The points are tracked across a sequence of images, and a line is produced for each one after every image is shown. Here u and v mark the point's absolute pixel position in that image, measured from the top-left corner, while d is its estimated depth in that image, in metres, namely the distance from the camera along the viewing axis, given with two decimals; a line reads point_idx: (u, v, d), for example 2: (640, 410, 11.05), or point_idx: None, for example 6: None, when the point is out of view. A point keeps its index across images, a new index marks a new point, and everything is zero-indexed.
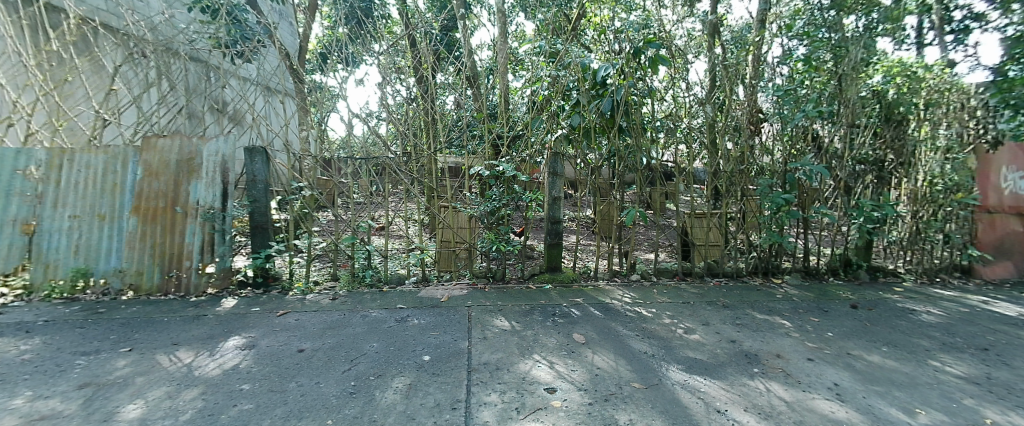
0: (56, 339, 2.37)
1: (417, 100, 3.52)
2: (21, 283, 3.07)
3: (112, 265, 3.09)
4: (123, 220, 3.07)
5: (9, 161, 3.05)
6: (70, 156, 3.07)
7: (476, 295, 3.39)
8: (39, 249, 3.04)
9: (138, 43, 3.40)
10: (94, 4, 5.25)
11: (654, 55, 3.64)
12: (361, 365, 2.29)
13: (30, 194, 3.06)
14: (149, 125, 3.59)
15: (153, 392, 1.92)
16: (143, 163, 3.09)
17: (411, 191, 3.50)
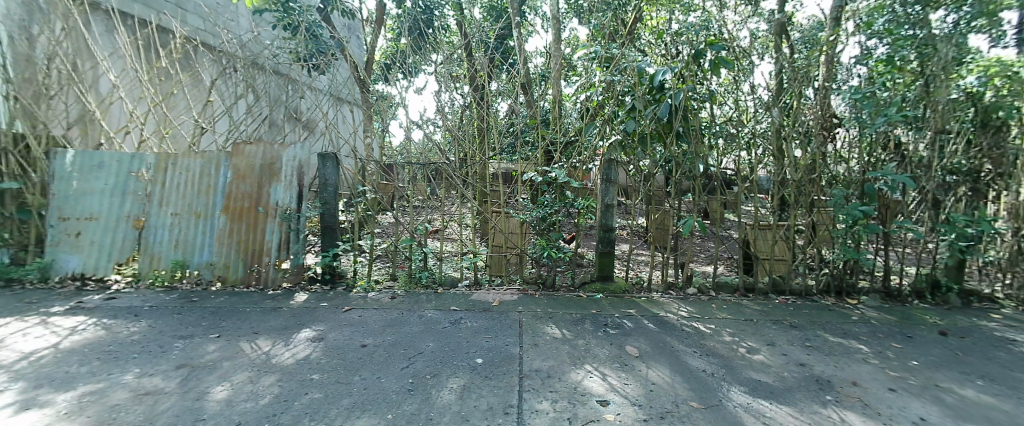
0: (158, 323, 2.68)
1: (470, 107, 3.60)
2: (132, 271, 3.51)
3: (204, 258, 3.44)
4: (214, 218, 3.41)
5: (126, 164, 3.51)
6: (174, 160, 3.47)
7: (526, 301, 3.37)
8: (147, 242, 3.46)
9: (231, 59, 3.78)
10: (196, 25, 6.01)
11: (716, 58, 3.40)
12: (419, 363, 2.36)
13: (141, 194, 3.49)
14: (237, 133, 3.98)
15: (236, 376, 2.10)
16: (233, 167, 3.42)
17: (465, 196, 3.58)
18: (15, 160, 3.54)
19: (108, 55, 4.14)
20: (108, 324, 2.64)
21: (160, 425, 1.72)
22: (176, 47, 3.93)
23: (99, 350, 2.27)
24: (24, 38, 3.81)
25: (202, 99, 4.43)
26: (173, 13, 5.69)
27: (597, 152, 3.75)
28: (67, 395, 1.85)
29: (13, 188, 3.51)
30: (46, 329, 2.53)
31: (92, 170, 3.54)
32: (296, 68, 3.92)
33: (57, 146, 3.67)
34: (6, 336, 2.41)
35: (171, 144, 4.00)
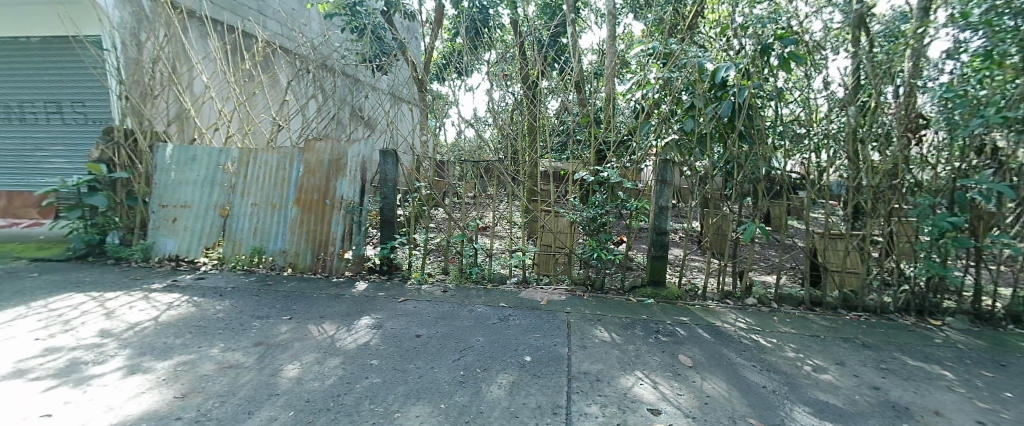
0: (239, 303, 2.94)
1: (522, 106, 3.61)
2: (218, 255, 3.87)
3: (278, 246, 3.73)
4: (288, 209, 3.69)
5: (215, 158, 3.87)
6: (254, 155, 3.78)
7: (575, 302, 3.34)
8: (230, 228, 3.81)
9: (305, 61, 4.08)
10: (275, 29, 6.58)
11: (787, 53, 3.21)
12: (471, 356, 2.40)
13: (226, 185, 3.84)
14: (307, 130, 4.27)
15: (305, 356, 2.25)
16: (304, 162, 3.66)
17: (514, 194, 3.60)
18: (126, 153, 4.02)
19: (201, 59, 4.59)
20: (198, 301, 2.94)
21: (241, 396, 1.89)
22: (256, 50, 4.28)
23: (190, 324, 2.54)
24: (135, 45, 4.33)
25: (279, 99, 4.80)
26: (256, 19, 6.22)
27: (650, 151, 3.67)
28: (165, 363, 2.08)
29: (124, 178, 4.00)
30: (148, 303, 2.87)
31: (187, 163, 3.94)
32: (361, 69, 4.15)
33: (159, 141, 4.11)
34: (117, 308, 2.76)
35: (253, 140, 4.40)
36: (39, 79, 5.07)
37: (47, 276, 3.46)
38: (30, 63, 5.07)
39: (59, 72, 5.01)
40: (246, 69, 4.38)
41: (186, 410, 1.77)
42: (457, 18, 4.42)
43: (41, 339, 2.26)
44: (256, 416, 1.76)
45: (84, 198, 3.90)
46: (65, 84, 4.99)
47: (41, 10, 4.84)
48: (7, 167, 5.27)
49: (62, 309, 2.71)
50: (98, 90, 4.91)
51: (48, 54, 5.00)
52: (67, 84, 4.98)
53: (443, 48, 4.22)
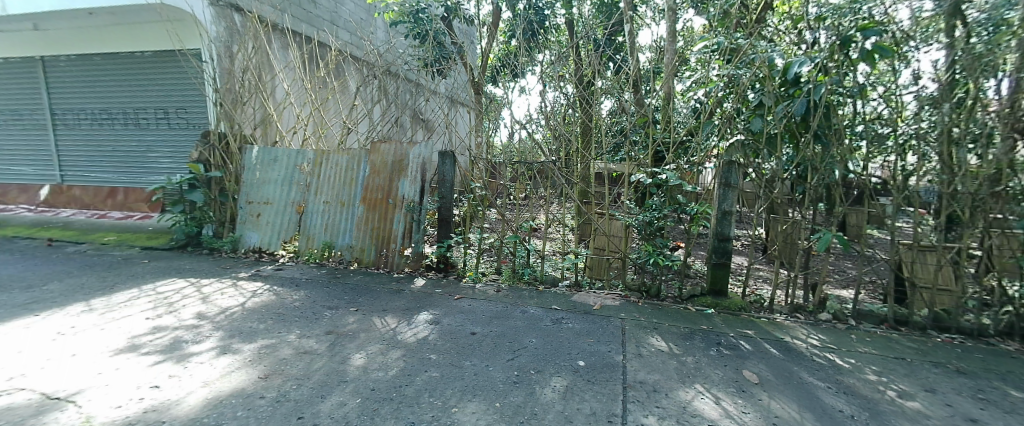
0: (312, 294, 3.17)
1: (575, 106, 3.58)
2: (293, 249, 4.20)
3: (346, 241, 3.97)
4: (355, 207, 3.91)
5: (293, 159, 4.20)
6: (327, 156, 4.05)
7: (629, 308, 3.25)
8: (305, 224, 4.11)
9: (372, 68, 4.34)
10: (345, 38, 7.12)
11: (869, 45, 2.85)
12: (524, 357, 2.41)
13: (302, 184, 4.15)
14: (372, 132, 4.53)
15: (369, 347, 2.38)
16: (371, 163, 3.87)
17: (567, 195, 3.57)
18: (219, 154, 4.47)
19: (282, 67, 5.02)
20: (276, 290, 3.21)
21: (314, 380, 2.03)
22: (327, 59, 4.60)
23: (270, 311, 2.78)
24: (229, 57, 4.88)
25: (348, 104, 5.13)
26: (330, 29, 6.71)
27: (709, 153, 3.55)
28: (250, 346, 2.29)
29: (217, 177, 4.45)
30: (236, 289, 3.18)
31: (270, 163, 4.30)
32: (422, 74, 4.35)
33: (246, 144, 4.53)
34: (210, 293, 3.08)
35: (325, 142, 4.74)
36: (149, 89, 5.78)
37: (155, 262, 3.95)
38: (142, 75, 5.79)
39: (166, 83, 5.68)
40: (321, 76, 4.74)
41: (268, 390, 1.93)
42: (514, 20, 4.51)
43: (151, 318, 2.57)
44: (327, 400, 1.88)
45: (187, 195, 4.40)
46: (171, 94, 5.67)
47: (146, 29, 5.47)
48: (124, 167, 6.05)
49: (166, 292, 3.07)
50: (200, 98, 5.55)
51: (157, 68, 5.69)
52: (174, 93, 5.66)
53: (500, 51, 4.31)
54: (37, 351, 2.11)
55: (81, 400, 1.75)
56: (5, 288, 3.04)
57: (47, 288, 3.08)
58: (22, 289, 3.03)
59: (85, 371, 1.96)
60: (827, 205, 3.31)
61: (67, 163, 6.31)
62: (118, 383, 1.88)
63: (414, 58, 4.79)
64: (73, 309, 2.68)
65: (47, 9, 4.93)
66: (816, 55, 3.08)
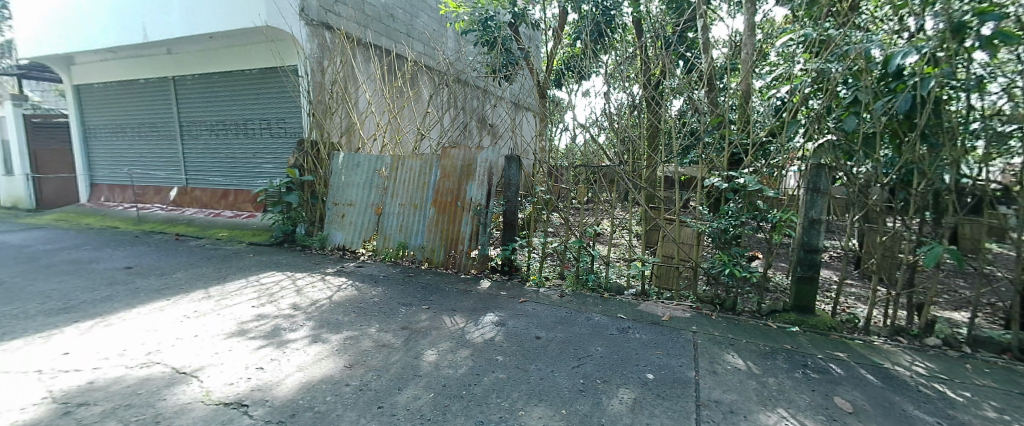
0: (388, 290, 3.39)
1: (641, 107, 3.47)
2: (372, 247, 4.51)
3: (418, 242, 4.19)
4: (427, 210, 4.12)
5: (374, 164, 4.52)
6: (402, 161, 4.31)
7: (702, 321, 3.07)
8: (383, 225, 4.40)
9: (443, 76, 4.57)
10: (419, 49, 7.60)
11: (989, 31, 2.36)
12: (590, 365, 2.36)
13: (380, 187, 4.46)
14: (443, 138, 4.74)
15: (440, 344, 2.50)
16: (441, 167, 4.05)
17: (634, 200, 3.46)
18: (311, 159, 4.91)
19: (364, 80, 5.48)
20: (357, 286, 3.48)
21: (391, 373, 2.17)
22: (404, 70, 4.96)
23: (352, 305, 3.02)
24: (320, 72, 5.46)
25: (422, 111, 5.41)
26: (406, 41, 7.18)
27: (790, 157, 3.26)
28: (336, 336, 2.51)
29: (310, 181, 4.89)
30: (324, 283, 3.51)
31: (353, 168, 4.66)
32: (490, 80, 4.49)
33: (334, 150, 4.93)
34: (301, 286, 3.42)
35: (401, 146, 5.07)
36: (251, 101, 6.56)
37: (257, 256, 4.48)
38: (246, 90, 6.58)
39: (266, 96, 6.42)
40: (399, 86, 5.08)
41: (352, 378, 2.09)
42: (579, 22, 4.49)
43: (255, 306, 2.91)
44: (403, 392, 1.99)
45: (284, 196, 4.86)
46: (270, 105, 6.41)
47: (256, 49, 6.27)
48: (232, 171, 6.92)
49: (267, 283, 3.47)
50: (293, 108, 6.21)
51: (258, 83, 6.45)
52: (272, 105, 6.38)
53: (565, 53, 4.35)
54: (169, 330, 2.49)
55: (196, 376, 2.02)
56: (145, 275, 3.63)
57: (176, 276, 3.63)
58: (157, 276, 3.60)
59: (204, 350, 2.26)
60: (934, 214, 2.79)
61: (187, 168, 7.32)
62: (226, 363, 2.14)
63: (482, 65, 4.97)
64: (195, 295, 3.12)
65: (177, 34, 5.75)
66: (923, 44, 2.65)
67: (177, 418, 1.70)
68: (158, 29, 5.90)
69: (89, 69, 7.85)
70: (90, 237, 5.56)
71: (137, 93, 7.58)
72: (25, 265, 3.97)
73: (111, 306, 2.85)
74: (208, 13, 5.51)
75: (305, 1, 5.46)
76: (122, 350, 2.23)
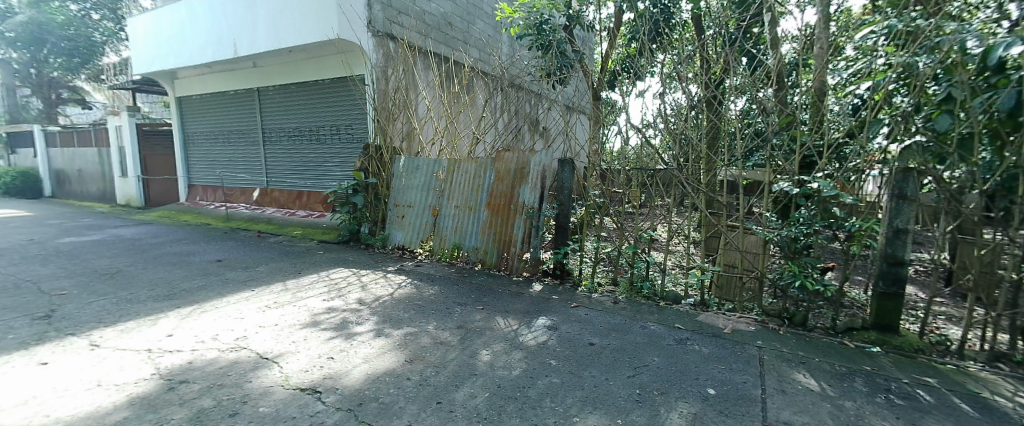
0: (444, 289, 3.52)
1: (700, 107, 3.33)
2: (429, 248, 4.70)
3: (472, 243, 4.29)
4: (481, 212, 4.22)
5: (431, 167, 4.69)
6: (458, 165, 4.44)
7: (768, 336, 2.88)
8: (440, 226, 4.56)
9: (499, 81, 4.69)
10: (476, 55, 7.84)
11: None
12: (647, 376, 2.28)
13: (436, 190, 4.63)
14: (497, 142, 4.84)
15: (494, 345, 2.54)
16: (495, 170, 4.14)
17: (692, 204, 3.31)
18: (376, 163, 5.20)
19: (424, 87, 5.75)
20: (416, 284, 3.65)
21: (449, 370, 2.24)
22: (460, 76, 5.14)
23: (411, 302, 3.17)
24: (384, 80, 5.82)
25: (478, 115, 5.54)
26: (462, 48, 7.44)
27: (870, 160, 2.98)
28: (397, 332, 2.64)
29: (374, 184, 5.14)
30: (386, 281, 3.71)
31: (413, 171, 4.87)
32: (544, 84, 4.53)
33: (397, 154, 5.18)
34: (365, 282, 3.64)
35: (458, 150, 5.22)
36: (320, 108, 7.10)
37: (326, 253, 4.83)
38: (315, 98, 7.14)
39: (333, 104, 6.93)
40: (456, 91, 5.27)
41: (412, 373, 2.18)
42: (636, 21, 4.42)
43: (325, 300, 3.14)
44: (460, 389, 2.05)
45: (352, 197, 5.21)
46: (337, 112, 6.90)
47: (327, 60, 6.79)
48: (302, 173, 7.52)
49: (336, 278, 3.73)
50: (357, 115, 6.66)
51: (325, 91, 6.97)
52: (339, 112, 6.87)
53: (621, 54, 4.30)
54: (253, 318, 2.74)
55: (269, 362, 2.20)
56: (232, 267, 4.05)
57: (258, 269, 4.01)
58: (243, 269, 3.99)
59: (282, 339, 2.46)
60: None
61: (264, 170, 8.04)
62: (295, 352, 2.31)
63: (536, 69, 5.02)
64: (275, 287, 3.43)
65: (262, 49, 6.36)
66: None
67: (261, 399, 1.86)
68: (246, 45, 6.56)
69: (187, 83, 8.91)
70: (186, 232, 6.28)
71: (223, 102, 8.46)
72: (137, 255, 4.58)
73: (206, 294, 3.20)
74: (288, 29, 6.02)
75: (372, 14, 5.87)
76: (214, 335, 2.49)
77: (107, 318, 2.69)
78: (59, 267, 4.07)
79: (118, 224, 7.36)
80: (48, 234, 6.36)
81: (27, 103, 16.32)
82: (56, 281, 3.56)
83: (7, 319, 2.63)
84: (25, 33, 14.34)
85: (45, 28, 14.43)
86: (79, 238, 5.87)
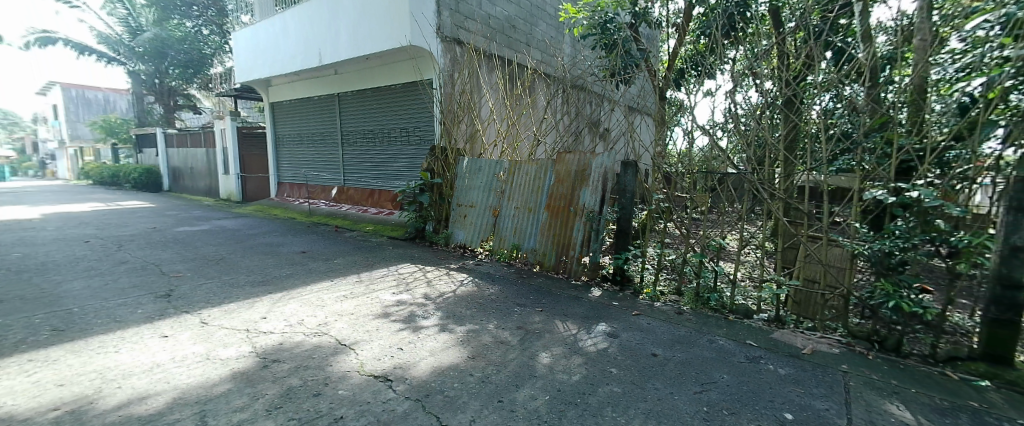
0: (504, 289, 3.59)
1: (777, 106, 3.10)
2: (488, 247, 4.81)
3: (531, 244, 4.35)
4: (540, 214, 4.28)
5: (493, 168, 4.82)
6: (519, 166, 4.54)
7: (856, 360, 2.61)
8: (499, 226, 4.66)
9: (561, 83, 4.72)
10: (539, 57, 7.90)
11: None
12: (715, 393, 2.14)
13: (496, 190, 4.76)
14: (557, 143, 4.86)
15: (554, 349, 2.55)
16: (556, 172, 4.18)
17: (768, 212, 3.09)
18: (440, 163, 5.41)
19: (488, 89, 5.90)
20: (477, 283, 3.76)
21: (510, 370, 2.28)
22: (523, 79, 5.24)
23: (473, 300, 3.28)
24: (451, 84, 6.07)
25: (538, 117, 5.58)
26: (525, 50, 7.52)
27: (980, 166, 2.49)
28: (460, 328, 2.74)
29: (439, 183, 5.33)
30: (449, 278, 3.87)
31: (475, 172, 5.02)
32: (608, 84, 4.46)
33: (461, 155, 5.36)
34: (430, 278, 3.83)
35: (519, 152, 5.31)
36: (388, 111, 7.57)
37: (394, 249, 5.12)
38: (384, 102, 7.61)
39: (400, 107, 7.36)
40: (518, 94, 5.36)
41: (475, 370, 2.24)
42: (710, 17, 4.20)
43: (394, 293, 3.33)
44: (520, 390, 2.07)
45: (418, 196, 5.42)
46: (403, 114, 7.32)
47: (397, 66, 7.18)
48: (373, 173, 8.02)
49: (403, 273, 3.94)
50: (422, 115, 7.00)
51: (395, 96, 7.40)
52: (406, 115, 7.28)
53: (695, 53, 4.12)
54: (331, 306, 2.98)
55: (345, 348, 2.38)
56: (313, 258, 4.43)
57: (335, 261, 4.36)
58: (323, 260, 4.35)
59: (357, 327, 2.66)
60: None
61: (339, 168, 8.71)
62: (369, 341, 2.48)
63: (598, 69, 4.95)
64: (350, 278, 3.71)
65: (343, 57, 6.83)
66: None
67: (340, 383, 2.02)
68: (329, 54, 7.09)
69: (278, 90, 9.86)
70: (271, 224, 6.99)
71: (305, 106, 9.28)
72: (235, 244, 5.18)
73: (293, 282, 3.54)
74: (364, 37, 6.45)
75: (441, 21, 6.12)
76: (300, 319, 2.74)
77: (214, 299, 3.07)
78: (175, 252, 4.72)
79: (217, 216, 8.36)
80: (165, 223, 7.38)
81: (151, 108, 19.02)
82: (174, 264, 4.11)
83: (138, 297, 3.09)
84: (152, 47, 16.17)
85: (166, 43, 16.14)
86: (187, 227, 6.76)
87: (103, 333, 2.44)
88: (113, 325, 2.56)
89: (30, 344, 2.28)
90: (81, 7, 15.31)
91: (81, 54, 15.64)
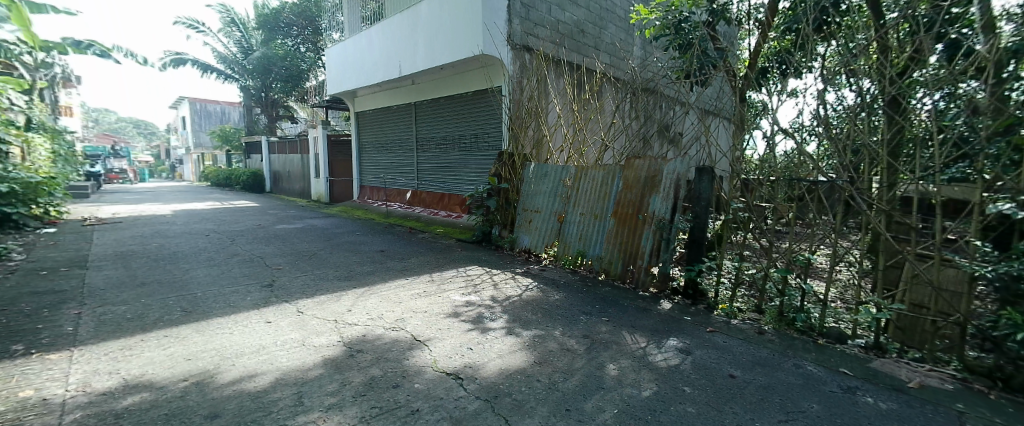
0: (569, 297, 3.60)
1: (877, 106, 2.78)
2: (552, 253, 4.83)
3: (596, 252, 4.30)
4: (606, 221, 4.23)
5: (558, 174, 4.87)
6: (586, 172, 4.55)
7: (976, 400, 2.21)
8: (564, 232, 4.68)
9: (631, 86, 4.61)
10: (609, 61, 7.78)
11: None
12: (803, 423, 1.94)
13: (562, 196, 4.80)
14: (626, 149, 4.77)
15: (622, 361, 2.50)
16: (624, 178, 4.15)
17: (868, 226, 2.77)
18: (507, 168, 5.55)
19: (555, 95, 5.95)
20: (542, 288, 3.80)
21: (577, 379, 2.27)
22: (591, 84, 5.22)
23: (538, 305, 3.32)
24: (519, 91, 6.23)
25: (606, 122, 5.51)
26: (594, 55, 7.44)
27: None
28: (527, 333, 2.79)
29: (506, 189, 5.48)
30: (516, 282, 3.96)
31: (541, 178, 5.10)
32: (682, 87, 4.27)
33: (527, 161, 5.47)
34: (497, 281, 3.95)
35: (585, 158, 5.29)
36: (456, 117, 7.93)
37: (461, 250, 5.33)
38: (453, 108, 7.98)
39: (467, 113, 7.66)
40: (584, 99, 5.34)
41: (542, 376, 2.26)
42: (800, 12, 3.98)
43: (464, 294, 3.47)
44: (588, 400, 2.05)
45: (486, 201, 5.62)
46: (470, 119, 7.61)
47: (466, 74, 7.48)
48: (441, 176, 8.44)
49: (472, 274, 4.10)
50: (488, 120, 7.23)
51: (463, 102, 7.72)
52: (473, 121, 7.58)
53: (784, 50, 3.86)
54: (407, 304, 3.18)
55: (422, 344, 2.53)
56: (391, 257, 4.76)
57: (410, 260, 4.65)
58: (399, 259, 4.65)
59: (431, 325, 2.81)
60: None
61: (411, 172, 9.29)
62: (442, 340, 2.61)
63: (671, 71, 4.79)
64: (423, 277, 3.94)
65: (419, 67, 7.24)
66: None
67: (416, 377, 2.14)
68: (405, 65, 7.60)
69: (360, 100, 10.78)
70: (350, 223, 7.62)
71: (382, 114, 10.03)
72: (323, 241, 5.73)
73: (374, 279, 3.82)
74: (437, 48, 6.81)
75: (512, 29, 6.27)
76: (380, 314, 2.95)
77: (308, 290, 3.41)
78: (278, 246, 5.35)
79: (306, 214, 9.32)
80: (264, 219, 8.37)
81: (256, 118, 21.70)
82: (276, 257, 4.65)
83: (247, 285, 3.53)
84: (258, 65, 17.79)
85: (271, 60, 17.72)
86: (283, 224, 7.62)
87: (220, 316, 2.82)
88: (228, 309, 2.95)
89: (168, 321, 2.71)
90: (205, 32, 17.64)
91: (206, 73, 18.08)
